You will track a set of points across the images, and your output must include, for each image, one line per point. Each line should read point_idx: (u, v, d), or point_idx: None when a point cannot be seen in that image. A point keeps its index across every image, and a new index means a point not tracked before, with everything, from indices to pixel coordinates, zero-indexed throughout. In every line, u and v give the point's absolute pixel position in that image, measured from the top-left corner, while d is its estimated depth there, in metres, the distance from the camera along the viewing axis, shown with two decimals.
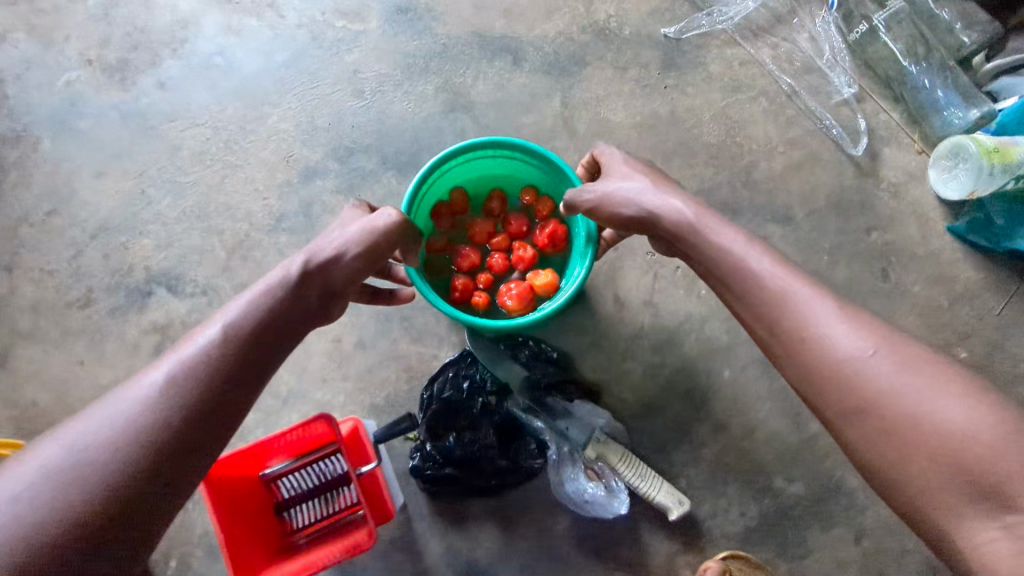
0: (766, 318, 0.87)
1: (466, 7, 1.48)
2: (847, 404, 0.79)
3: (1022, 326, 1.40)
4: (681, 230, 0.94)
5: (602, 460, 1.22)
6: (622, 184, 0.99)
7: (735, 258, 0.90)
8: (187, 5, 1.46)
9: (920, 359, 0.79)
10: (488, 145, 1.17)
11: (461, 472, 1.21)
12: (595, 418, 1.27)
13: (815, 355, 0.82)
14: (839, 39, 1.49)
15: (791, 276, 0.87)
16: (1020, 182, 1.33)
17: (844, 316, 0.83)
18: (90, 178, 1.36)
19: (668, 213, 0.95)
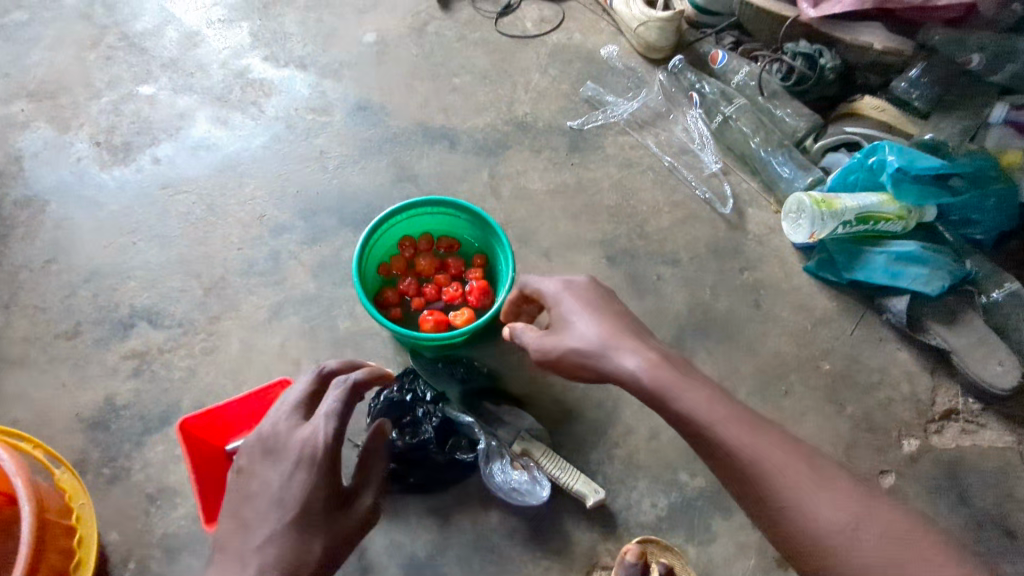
0: (738, 473, 0.94)
1: (412, 106, 1.88)
2: (814, 563, 0.88)
3: (872, 342, 1.69)
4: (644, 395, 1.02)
5: (529, 456, 1.41)
6: (584, 340, 1.09)
7: (706, 425, 0.96)
8: (185, 103, 1.81)
9: (891, 534, 0.86)
10: (430, 204, 1.47)
11: (403, 467, 1.37)
12: (522, 421, 1.46)
13: (785, 514, 0.90)
14: (705, 128, 1.92)
15: (762, 442, 0.94)
16: (846, 226, 1.69)
17: (813, 483, 0.91)
18: (88, 234, 1.61)
19: (627, 371, 1.04)
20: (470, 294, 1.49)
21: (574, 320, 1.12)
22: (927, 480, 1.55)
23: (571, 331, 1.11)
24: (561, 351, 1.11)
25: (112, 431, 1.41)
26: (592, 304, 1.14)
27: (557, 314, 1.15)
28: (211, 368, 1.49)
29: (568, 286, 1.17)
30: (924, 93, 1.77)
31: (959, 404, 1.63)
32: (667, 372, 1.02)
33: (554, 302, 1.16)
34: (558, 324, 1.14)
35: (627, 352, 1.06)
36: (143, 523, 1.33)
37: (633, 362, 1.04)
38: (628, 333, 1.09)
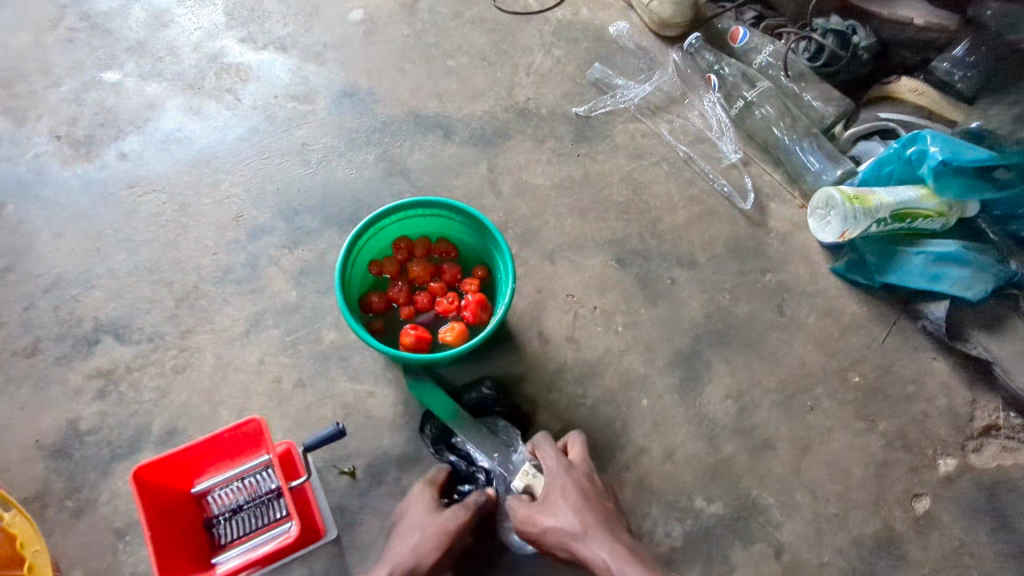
0: None
1: (403, 92, 1.71)
2: None
3: (907, 352, 1.54)
4: None
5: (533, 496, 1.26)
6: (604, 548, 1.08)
7: None
8: (154, 90, 1.65)
9: None
10: (429, 205, 1.31)
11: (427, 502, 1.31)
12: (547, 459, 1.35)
13: None
14: (724, 115, 1.76)
15: None
16: (880, 224, 1.53)
17: None
18: (47, 239, 1.47)
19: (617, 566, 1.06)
20: (465, 308, 1.35)
21: (563, 496, 1.18)
22: (966, 504, 1.41)
23: (561, 514, 1.15)
24: (546, 527, 1.15)
25: (76, 459, 1.29)
26: (581, 489, 1.20)
27: (549, 495, 1.20)
28: (184, 388, 1.36)
29: (570, 470, 1.24)
30: (969, 75, 1.59)
31: (1000, 419, 1.48)
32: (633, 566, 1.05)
33: (555, 475, 1.23)
34: (551, 502, 1.18)
35: (603, 546, 1.09)
36: (111, 561, 1.23)
37: (606, 551, 1.08)
38: (603, 523, 1.14)
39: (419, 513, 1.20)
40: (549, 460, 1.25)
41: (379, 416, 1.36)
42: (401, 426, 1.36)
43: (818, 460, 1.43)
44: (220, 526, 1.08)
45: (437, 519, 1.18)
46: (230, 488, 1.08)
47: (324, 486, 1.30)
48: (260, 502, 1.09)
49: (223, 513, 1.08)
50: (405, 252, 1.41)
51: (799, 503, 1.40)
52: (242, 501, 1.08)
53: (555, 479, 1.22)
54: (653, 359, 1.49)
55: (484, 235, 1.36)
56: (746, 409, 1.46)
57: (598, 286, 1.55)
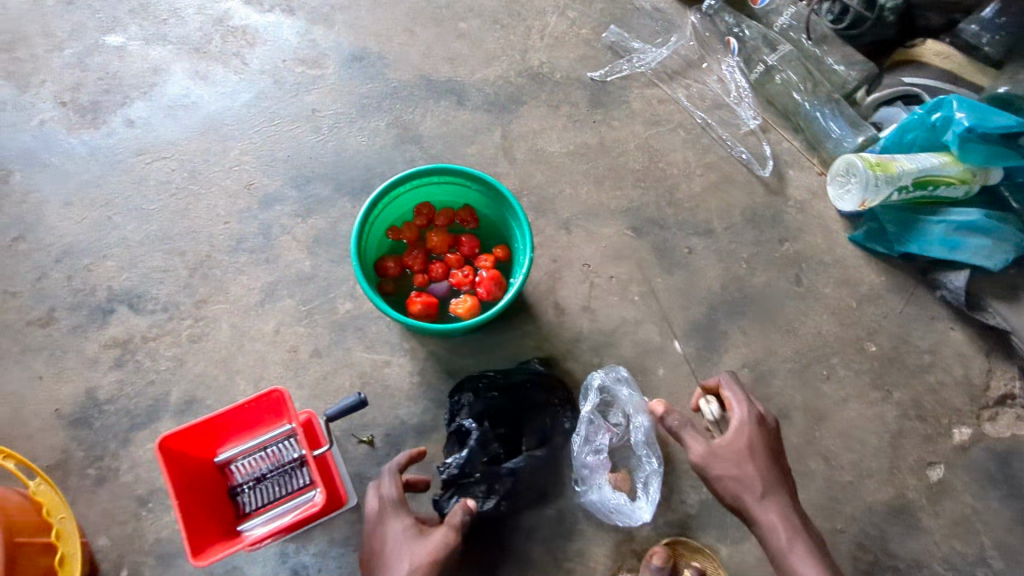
0: None
1: (414, 56, 1.67)
2: None
3: (924, 321, 1.53)
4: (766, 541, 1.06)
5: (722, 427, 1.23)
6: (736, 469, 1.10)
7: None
8: (158, 55, 1.61)
9: None
10: (454, 171, 1.29)
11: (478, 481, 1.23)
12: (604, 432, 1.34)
13: None
14: (743, 79, 1.71)
15: None
16: (902, 193, 1.50)
17: None
18: (57, 208, 1.45)
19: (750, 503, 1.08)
20: (480, 285, 1.34)
21: (749, 448, 1.10)
22: (979, 471, 1.42)
23: (743, 468, 1.09)
24: (722, 476, 1.09)
25: (96, 428, 1.30)
26: (768, 448, 1.11)
27: (732, 448, 1.10)
28: (201, 357, 1.36)
29: (760, 423, 1.13)
30: (998, 37, 1.55)
31: (1016, 388, 1.48)
32: (799, 536, 1.04)
33: (742, 425, 1.12)
34: (735, 452, 1.10)
35: (775, 510, 1.06)
36: (134, 528, 1.24)
37: (777, 520, 1.06)
38: (784, 486, 1.10)
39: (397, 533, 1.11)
40: (736, 404, 1.15)
41: (396, 385, 1.37)
42: (418, 395, 1.36)
43: (832, 429, 1.44)
44: (245, 495, 1.08)
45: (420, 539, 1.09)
46: (254, 457, 1.08)
47: (342, 454, 1.31)
48: (283, 471, 1.08)
49: (246, 482, 1.08)
50: (426, 218, 1.39)
51: (812, 472, 1.41)
52: (265, 470, 1.08)
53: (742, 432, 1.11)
54: (669, 329, 1.48)
55: (507, 214, 1.33)
56: (762, 379, 1.46)
57: (614, 255, 1.53)
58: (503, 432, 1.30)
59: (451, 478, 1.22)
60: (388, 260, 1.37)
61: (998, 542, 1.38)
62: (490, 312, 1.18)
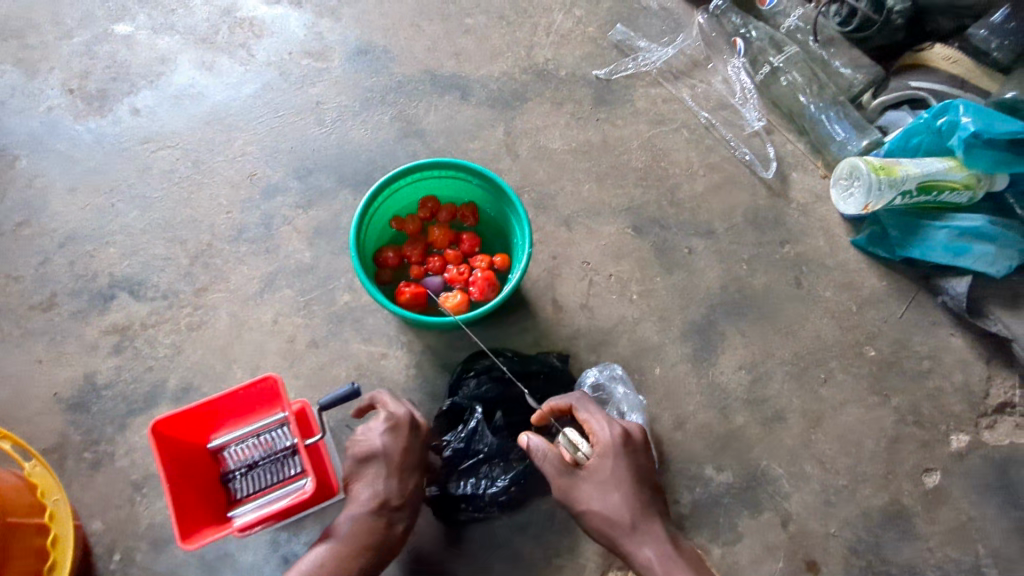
0: None
1: (419, 50, 1.67)
2: None
3: (924, 327, 1.52)
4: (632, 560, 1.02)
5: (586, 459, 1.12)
6: (601, 495, 1.05)
7: None
8: (166, 44, 1.62)
9: None
10: (460, 167, 1.29)
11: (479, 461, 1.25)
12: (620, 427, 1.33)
13: None
14: (749, 81, 1.71)
15: None
16: (905, 197, 1.49)
17: None
18: (62, 194, 1.47)
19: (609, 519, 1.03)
20: (471, 284, 1.33)
21: (617, 477, 1.05)
22: (977, 479, 1.41)
23: (610, 499, 1.04)
24: (587, 511, 1.04)
25: (93, 413, 1.31)
26: (637, 473, 1.07)
27: (598, 478, 1.06)
28: (199, 345, 1.37)
29: (625, 444, 1.08)
30: (1007, 42, 1.52)
31: (1016, 397, 1.46)
32: (678, 565, 0.99)
33: (604, 454, 1.07)
34: (601, 481, 1.05)
35: (648, 542, 1.01)
36: (129, 512, 1.26)
37: (651, 554, 1.00)
38: (654, 509, 1.06)
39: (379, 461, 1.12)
40: (596, 426, 1.09)
41: (392, 377, 1.37)
42: (414, 388, 1.37)
43: (828, 433, 1.43)
44: (236, 481, 1.09)
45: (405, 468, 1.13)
46: (247, 444, 1.09)
47: (337, 445, 1.32)
48: (275, 458, 1.09)
49: (239, 469, 1.09)
50: (430, 211, 1.40)
51: (807, 475, 1.40)
52: (258, 457, 1.09)
53: (608, 460, 1.06)
54: (667, 329, 1.48)
55: (509, 213, 1.33)
56: (758, 380, 1.46)
57: (614, 253, 1.53)
58: (512, 420, 1.31)
59: (455, 454, 1.25)
60: (388, 249, 1.38)
61: (994, 551, 1.36)
62: (478, 309, 1.18)
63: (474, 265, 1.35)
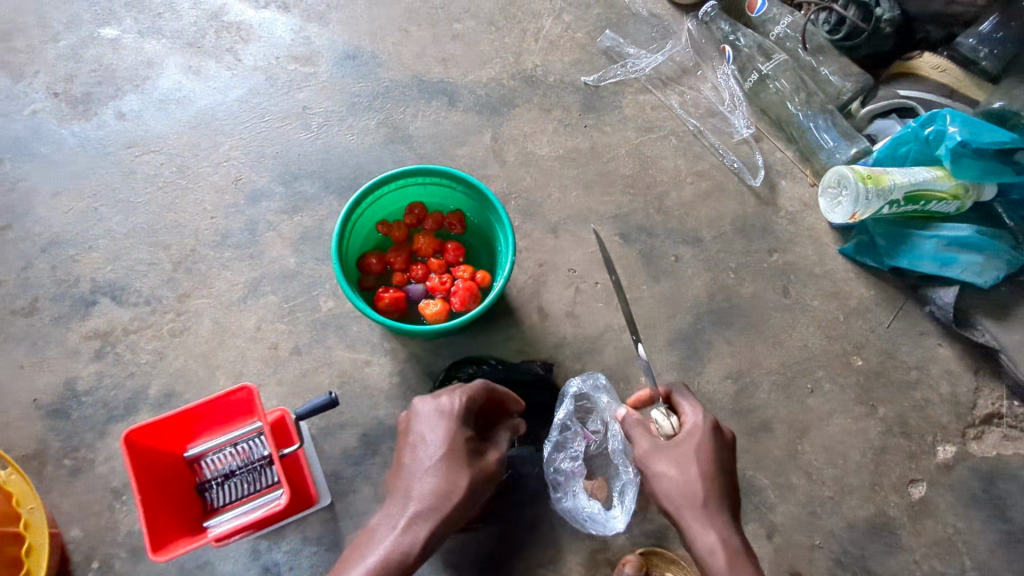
0: None
1: (408, 55, 1.66)
2: None
3: (912, 337, 1.51)
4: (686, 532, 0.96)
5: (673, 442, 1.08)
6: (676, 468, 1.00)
7: None
8: (153, 48, 1.62)
9: None
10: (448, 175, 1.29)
11: None
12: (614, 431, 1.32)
13: None
14: (738, 88, 1.70)
15: None
16: (893, 206, 1.48)
17: None
18: (46, 198, 1.46)
19: (676, 490, 0.98)
20: (453, 294, 1.32)
21: (696, 459, 1.00)
22: (963, 491, 1.40)
23: (685, 476, 0.99)
24: (658, 476, 1.01)
25: (73, 419, 1.30)
26: (724, 465, 1.00)
27: (680, 452, 1.01)
28: (181, 352, 1.36)
29: (716, 434, 1.03)
30: (995, 51, 1.55)
31: (1003, 408, 1.45)
32: (741, 561, 0.91)
33: (691, 434, 1.02)
34: (681, 456, 1.01)
35: (716, 528, 0.94)
36: (108, 520, 1.25)
37: (715, 542, 0.93)
38: (727, 502, 0.98)
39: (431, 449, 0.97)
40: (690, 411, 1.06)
41: (376, 385, 1.36)
42: (397, 396, 1.36)
43: (814, 444, 1.43)
44: (213, 490, 1.10)
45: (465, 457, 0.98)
46: (224, 453, 1.10)
47: (319, 453, 1.31)
48: (251, 468, 1.10)
49: (216, 478, 1.10)
50: (416, 218, 1.39)
51: (793, 485, 1.39)
52: (235, 467, 1.10)
53: (692, 440, 1.02)
54: (653, 338, 1.47)
55: (495, 223, 1.32)
56: (745, 390, 1.45)
57: (600, 261, 1.52)
58: None
59: None
60: (372, 254, 1.37)
61: (980, 563, 1.36)
62: (459, 319, 1.17)
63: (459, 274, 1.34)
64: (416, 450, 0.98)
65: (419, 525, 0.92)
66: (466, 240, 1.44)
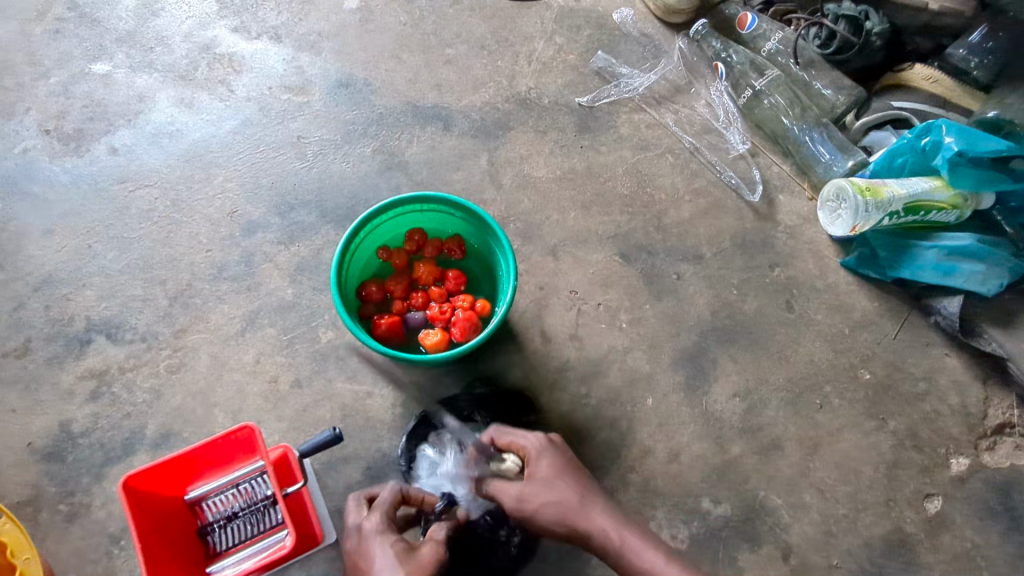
0: None
1: (401, 82, 1.66)
2: None
3: (919, 348, 1.50)
4: (570, 515, 1.00)
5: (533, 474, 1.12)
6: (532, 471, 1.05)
7: (619, 541, 0.98)
8: (144, 82, 1.61)
9: None
10: (449, 201, 1.28)
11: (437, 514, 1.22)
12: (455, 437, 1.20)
13: None
14: (731, 103, 1.71)
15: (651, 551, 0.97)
16: (893, 217, 1.48)
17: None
18: (38, 236, 1.44)
19: (539, 498, 1.01)
20: (453, 324, 1.30)
21: (554, 470, 1.04)
22: (979, 504, 1.37)
23: (555, 489, 1.02)
24: (539, 508, 1.01)
25: (69, 462, 1.27)
26: (571, 461, 1.07)
27: (542, 475, 1.04)
28: (178, 389, 1.33)
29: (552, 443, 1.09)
30: (986, 61, 1.56)
31: (1014, 417, 1.44)
32: (628, 526, 1.00)
33: (537, 454, 1.06)
34: (545, 478, 1.03)
35: (599, 512, 1.01)
36: (105, 565, 1.21)
37: (604, 522, 1.00)
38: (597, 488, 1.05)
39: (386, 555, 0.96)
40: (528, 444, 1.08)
41: (378, 416, 1.33)
42: (401, 427, 1.33)
43: (826, 460, 1.40)
44: (215, 534, 1.07)
45: (413, 559, 0.96)
46: (227, 494, 1.08)
47: (323, 488, 1.28)
48: (255, 508, 1.08)
49: (218, 520, 1.07)
50: (416, 245, 1.37)
51: (807, 505, 1.37)
52: (238, 508, 1.07)
53: (543, 459, 1.05)
54: (657, 358, 1.45)
55: (495, 247, 1.31)
56: (753, 408, 1.43)
57: (601, 282, 1.51)
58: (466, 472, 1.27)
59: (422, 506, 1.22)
60: (372, 282, 1.35)
61: None
62: (462, 347, 1.15)
63: (460, 305, 1.32)
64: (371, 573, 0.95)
65: None
66: (466, 266, 1.42)
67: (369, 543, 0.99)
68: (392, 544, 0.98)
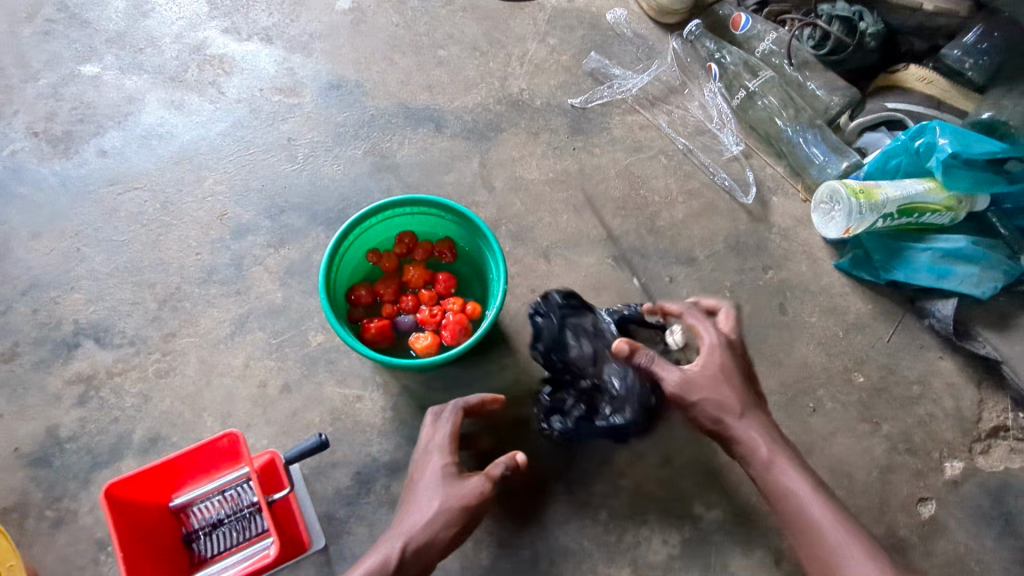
0: (789, 509, 1.06)
1: (393, 84, 1.65)
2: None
3: (913, 351, 1.49)
4: (724, 415, 1.12)
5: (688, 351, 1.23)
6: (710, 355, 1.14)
7: (772, 455, 1.09)
8: (134, 83, 1.60)
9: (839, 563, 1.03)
10: (439, 205, 1.27)
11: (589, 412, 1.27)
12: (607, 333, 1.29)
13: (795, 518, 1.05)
14: (725, 104, 1.69)
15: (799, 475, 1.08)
16: (887, 219, 1.47)
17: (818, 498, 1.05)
18: (25, 239, 1.43)
19: (704, 399, 1.12)
20: (443, 327, 1.29)
21: (726, 371, 1.13)
22: (973, 509, 1.37)
23: (718, 393, 1.12)
24: (699, 401, 1.12)
25: (56, 468, 1.26)
26: (741, 372, 1.15)
27: (706, 377, 1.13)
28: (166, 394, 1.32)
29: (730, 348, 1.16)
30: (982, 62, 1.55)
31: (1008, 420, 1.43)
32: (779, 447, 1.10)
33: (713, 350, 1.14)
34: (711, 377, 1.12)
35: (753, 421, 1.12)
36: (92, 572, 1.20)
37: (755, 432, 1.11)
38: (759, 402, 1.15)
39: (435, 477, 1.09)
40: (705, 332, 1.16)
41: (368, 421, 1.32)
42: (390, 432, 1.32)
43: (820, 464, 1.39)
44: (200, 541, 1.07)
45: (458, 485, 1.08)
46: (212, 501, 1.07)
47: (312, 494, 1.27)
48: (240, 515, 1.08)
49: (204, 527, 1.07)
50: (406, 247, 1.36)
51: None
52: (223, 515, 1.08)
53: (717, 357, 1.13)
54: None
55: (485, 249, 1.30)
56: None
57: (594, 285, 1.50)
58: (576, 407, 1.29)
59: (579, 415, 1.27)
60: (361, 285, 1.34)
61: None
62: (453, 351, 1.13)
63: (451, 308, 1.31)
64: (425, 476, 1.10)
65: (412, 535, 1.03)
66: (457, 268, 1.41)
67: (428, 456, 1.12)
68: (443, 467, 1.10)
